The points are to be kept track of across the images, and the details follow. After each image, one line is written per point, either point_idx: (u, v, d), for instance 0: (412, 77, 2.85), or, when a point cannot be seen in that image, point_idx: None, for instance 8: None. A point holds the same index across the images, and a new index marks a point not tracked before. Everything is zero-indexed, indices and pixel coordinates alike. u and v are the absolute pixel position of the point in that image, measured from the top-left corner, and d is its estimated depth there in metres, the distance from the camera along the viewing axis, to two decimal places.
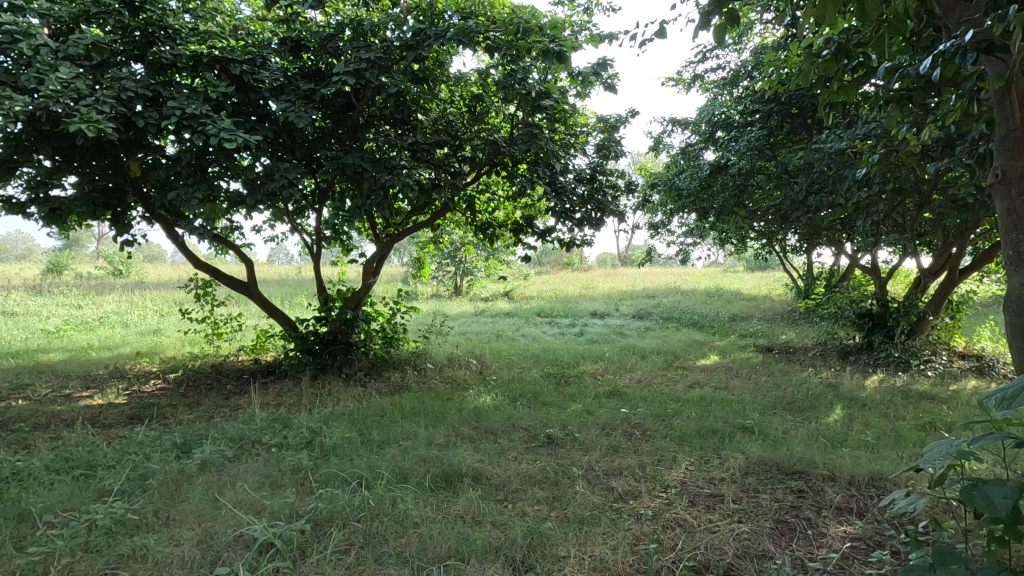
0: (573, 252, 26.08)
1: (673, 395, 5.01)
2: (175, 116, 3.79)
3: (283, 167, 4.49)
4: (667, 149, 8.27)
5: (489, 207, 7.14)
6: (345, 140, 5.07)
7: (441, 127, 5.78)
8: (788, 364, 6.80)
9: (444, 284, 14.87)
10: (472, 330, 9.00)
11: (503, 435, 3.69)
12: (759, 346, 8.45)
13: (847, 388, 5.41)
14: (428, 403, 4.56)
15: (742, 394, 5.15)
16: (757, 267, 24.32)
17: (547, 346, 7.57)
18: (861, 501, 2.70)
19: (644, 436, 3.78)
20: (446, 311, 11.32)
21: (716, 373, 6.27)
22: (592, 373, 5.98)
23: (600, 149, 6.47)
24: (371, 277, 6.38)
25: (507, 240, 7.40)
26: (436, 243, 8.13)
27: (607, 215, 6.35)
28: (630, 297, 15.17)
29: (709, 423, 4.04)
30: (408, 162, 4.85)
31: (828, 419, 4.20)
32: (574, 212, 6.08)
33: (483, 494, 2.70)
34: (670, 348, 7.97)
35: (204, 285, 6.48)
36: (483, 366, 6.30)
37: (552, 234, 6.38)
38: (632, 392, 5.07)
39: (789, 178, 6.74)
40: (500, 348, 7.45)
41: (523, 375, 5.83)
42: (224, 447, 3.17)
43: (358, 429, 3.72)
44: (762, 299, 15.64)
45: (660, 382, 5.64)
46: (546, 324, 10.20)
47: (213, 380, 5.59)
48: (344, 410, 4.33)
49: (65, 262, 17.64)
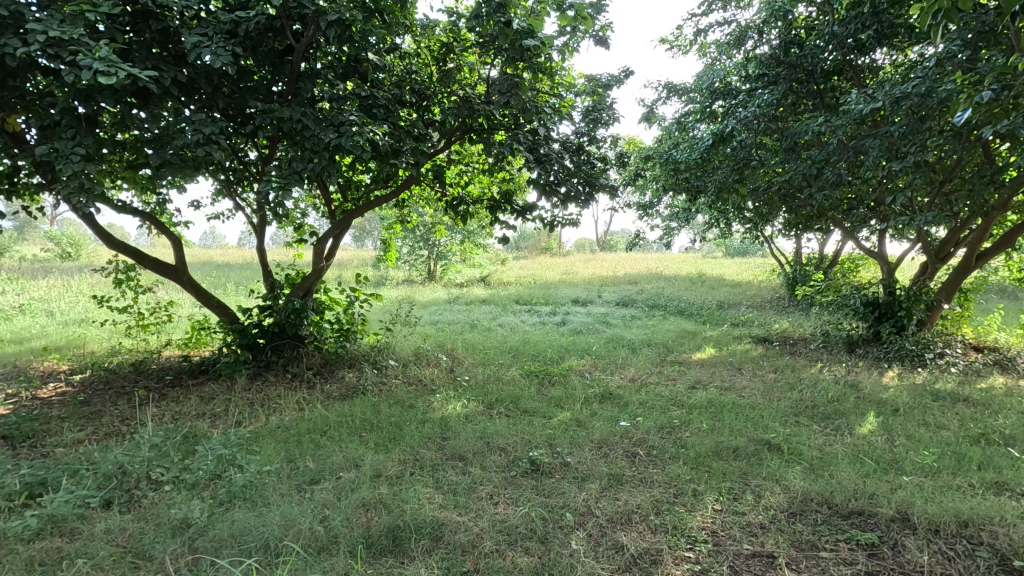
0: (550, 238, 25.41)
1: (676, 399, 4.29)
2: (33, 41, 2.81)
3: (199, 119, 3.52)
4: (660, 120, 7.50)
5: (462, 180, 6.31)
6: (285, 94, 4.17)
7: (405, 83, 4.91)
8: (794, 358, 6.16)
9: (417, 269, 14.00)
10: (443, 320, 8.18)
11: (474, 460, 2.91)
12: (756, 337, 7.80)
13: (869, 387, 4.77)
14: (385, 413, 3.75)
15: (753, 396, 4.46)
16: (736, 253, 23.95)
17: (525, 338, 6.80)
18: (958, 565, 2.02)
19: (650, 459, 3.05)
20: (416, 298, 10.46)
21: (717, 369, 5.59)
22: (580, 371, 5.24)
23: (589, 115, 5.67)
24: (323, 259, 5.43)
25: (482, 219, 6.59)
26: (403, 222, 7.28)
27: (596, 190, 5.57)
28: (612, 283, 14.47)
29: (727, 438, 3.33)
30: (359, 118, 3.96)
31: (863, 431, 3.54)
32: (560, 186, 5.27)
33: (445, 567, 1.93)
34: (661, 340, 7.26)
35: (125, 270, 5.45)
36: (455, 364, 5.50)
37: (533, 213, 5.58)
38: (628, 395, 4.33)
39: (797, 151, 6.04)
40: (473, 340, 6.65)
41: (500, 374, 5.05)
42: (92, 492, 2.33)
43: (288, 454, 2.90)
44: (746, 286, 15.12)
45: (656, 381, 4.93)
46: (524, 312, 9.45)
47: (130, 383, 4.65)
48: (276, 426, 3.48)
49: (4, 244, 16.14)
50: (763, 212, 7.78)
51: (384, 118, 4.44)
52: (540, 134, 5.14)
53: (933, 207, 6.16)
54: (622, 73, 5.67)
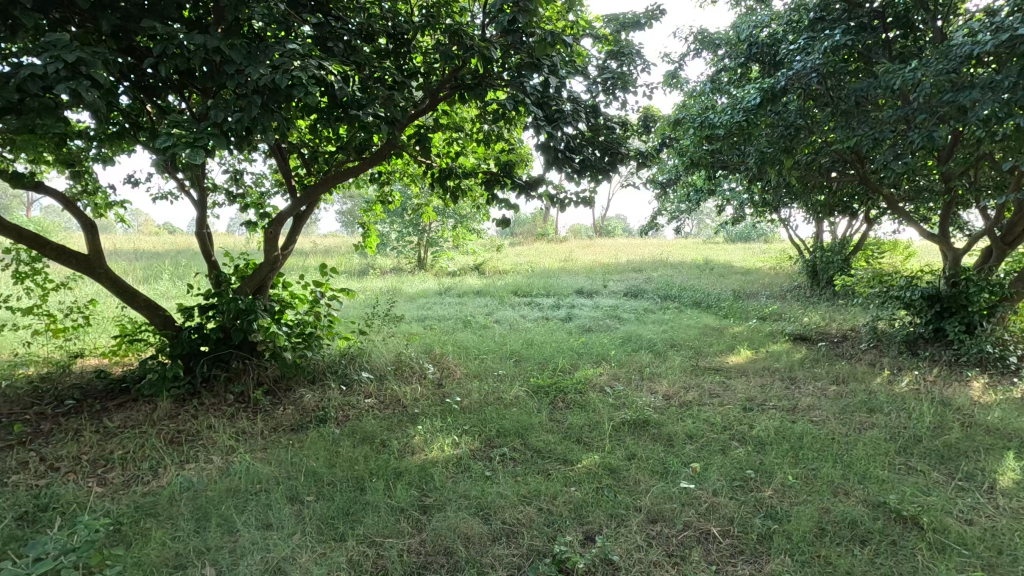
0: (547, 224, 24.35)
1: (733, 430, 3.27)
2: None
3: (60, 38, 2.39)
4: (683, 83, 6.41)
5: (451, 150, 5.25)
6: (210, 21, 3.07)
7: (375, 18, 3.80)
8: (851, 363, 5.16)
9: (406, 256, 12.95)
10: (431, 316, 7.11)
11: (473, 563, 1.91)
12: (792, 334, 6.79)
13: (967, 405, 3.79)
14: (347, 462, 2.72)
15: (828, 423, 3.46)
16: (739, 239, 22.97)
17: (528, 339, 5.77)
18: None
19: (734, 549, 2.05)
20: (401, 290, 9.38)
21: (766, 380, 4.58)
22: (601, 386, 4.22)
23: (609, 74, 4.41)
24: (279, 246, 4.29)
25: (476, 197, 5.51)
26: (385, 202, 6.20)
27: (617, 161, 4.50)
28: (617, 271, 13.43)
29: (831, 503, 2.34)
30: (302, 47, 2.83)
31: (1012, 488, 2.55)
32: (574, 154, 4.20)
33: None
34: (686, 339, 6.25)
35: (27, 262, 4.28)
36: (444, 377, 4.47)
37: (540, 189, 4.46)
38: (671, 425, 3.31)
39: (858, 115, 4.99)
40: (468, 342, 5.61)
41: (501, 390, 4.02)
42: None
43: (179, 552, 1.90)
44: (758, 274, 14.14)
45: (698, 401, 3.92)
46: (524, 306, 8.40)
47: (20, 409, 3.55)
48: (185, 488, 2.44)
49: None
50: (801, 190, 6.73)
51: (346, 59, 3.32)
52: (552, 88, 4.03)
53: (1017, 183, 5.14)
54: (651, 11, 4.55)
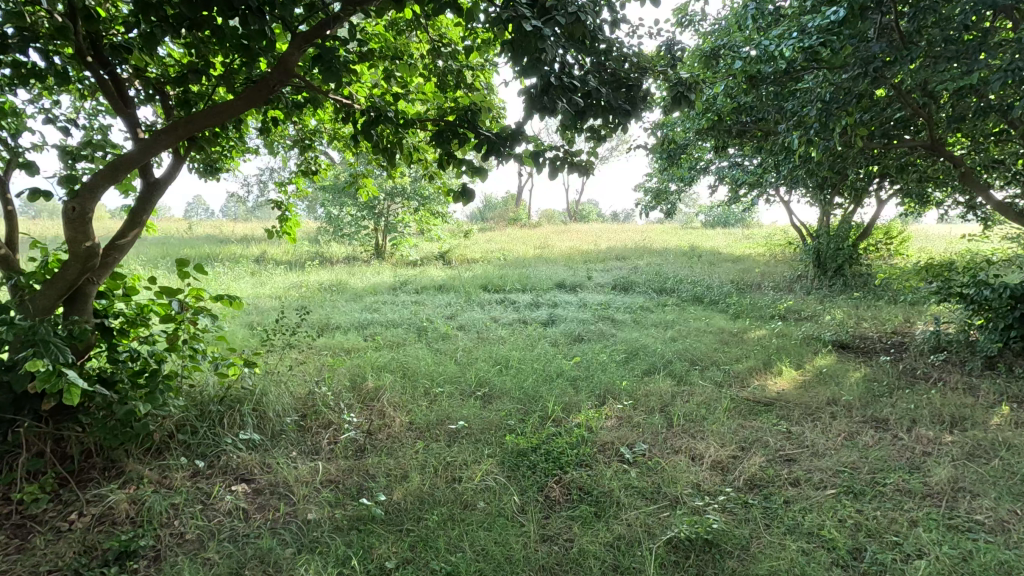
0: (519, 209, 22.80)
1: (873, 565, 1.86)
2: None
3: None
4: (700, 19, 4.97)
5: (386, 94, 3.59)
6: None
7: None
8: (943, 391, 3.80)
9: (361, 244, 11.25)
10: (374, 323, 5.48)
11: None
12: (831, 342, 5.42)
13: None
14: None
15: (1007, 529, 2.07)
16: (719, 225, 21.82)
17: (502, 359, 4.23)
18: None
19: None
20: (345, 285, 7.70)
21: (846, 425, 3.16)
22: (615, 448, 2.73)
23: None
24: (92, 232, 2.58)
25: (428, 165, 3.85)
26: (307, 174, 4.50)
27: (638, 104, 2.84)
28: (599, 260, 11.99)
29: None
30: None
31: None
32: (574, 83, 2.55)
33: None
34: (707, 351, 4.84)
35: None
36: (374, 435, 2.91)
37: (518, 146, 2.83)
38: (758, 557, 1.88)
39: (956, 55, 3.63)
40: (419, 363, 4.03)
41: (458, 466, 2.49)
42: None
43: None
44: (753, 261, 12.89)
45: (774, 478, 2.47)
46: (495, 305, 6.84)
47: None
48: None
49: None
50: (843, 161, 5.35)
51: None
52: None
53: None
54: None
